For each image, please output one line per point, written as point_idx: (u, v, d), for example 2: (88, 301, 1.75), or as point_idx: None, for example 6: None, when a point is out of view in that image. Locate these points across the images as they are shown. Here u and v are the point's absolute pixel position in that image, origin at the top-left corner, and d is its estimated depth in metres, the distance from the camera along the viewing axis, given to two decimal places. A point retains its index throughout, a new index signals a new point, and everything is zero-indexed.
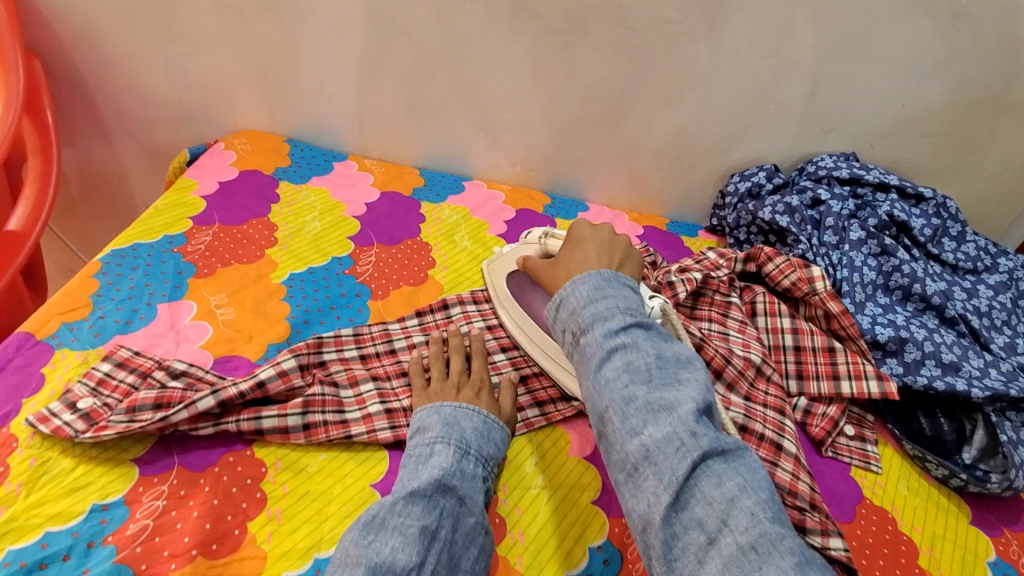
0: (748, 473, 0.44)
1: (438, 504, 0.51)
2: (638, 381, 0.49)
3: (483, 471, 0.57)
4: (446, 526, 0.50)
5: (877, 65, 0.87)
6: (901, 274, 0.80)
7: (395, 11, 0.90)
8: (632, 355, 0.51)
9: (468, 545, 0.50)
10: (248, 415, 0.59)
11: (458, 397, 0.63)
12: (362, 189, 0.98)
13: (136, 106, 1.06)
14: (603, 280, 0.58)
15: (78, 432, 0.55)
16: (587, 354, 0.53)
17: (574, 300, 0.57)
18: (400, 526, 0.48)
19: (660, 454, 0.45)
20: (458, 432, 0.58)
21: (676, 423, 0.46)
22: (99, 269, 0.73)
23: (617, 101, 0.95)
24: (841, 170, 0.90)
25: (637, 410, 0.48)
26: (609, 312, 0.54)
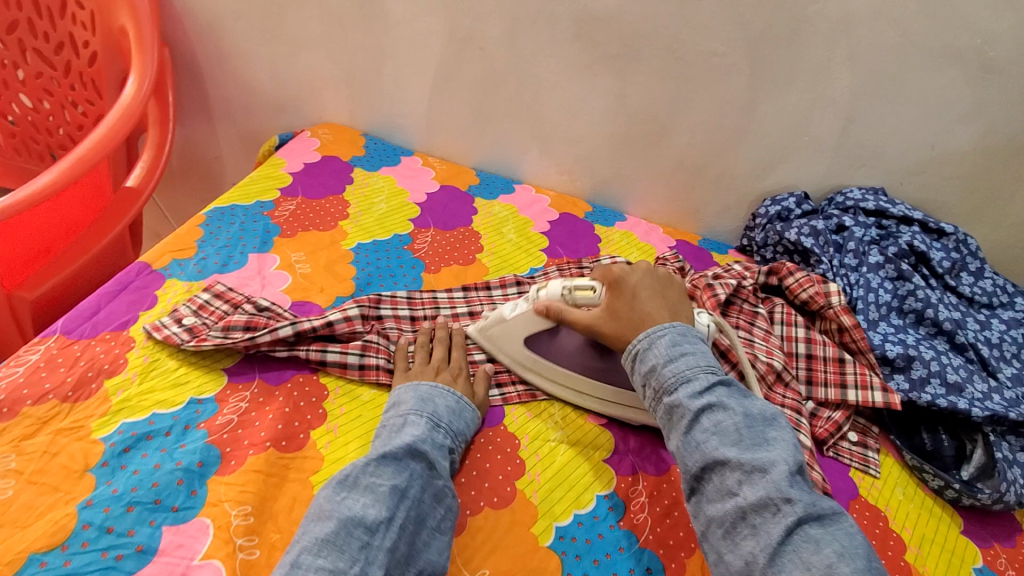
0: (844, 538, 0.49)
1: (408, 466, 0.56)
2: (727, 442, 0.55)
3: (450, 443, 0.61)
4: (416, 486, 0.55)
5: (907, 108, 0.94)
6: (915, 298, 0.85)
7: (472, 29, 1.03)
8: (720, 416, 0.56)
9: (435, 505, 0.56)
10: (317, 347, 0.69)
11: (435, 377, 0.68)
12: (425, 181, 1.10)
13: (240, 95, 1.23)
14: (679, 333, 0.63)
15: (184, 340, 0.66)
16: (676, 413, 0.58)
17: (652, 355, 0.62)
18: (371, 485, 0.54)
19: (757, 517, 0.51)
20: (432, 406, 0.63)
21: (769, 488, 0.51)
22: (204, 221, 0.86)
23: (662, 121, 1.04)
24: (868, 202, 0.97)
25: (732, 473, 0.53)
26: (692, 372, 0.60)
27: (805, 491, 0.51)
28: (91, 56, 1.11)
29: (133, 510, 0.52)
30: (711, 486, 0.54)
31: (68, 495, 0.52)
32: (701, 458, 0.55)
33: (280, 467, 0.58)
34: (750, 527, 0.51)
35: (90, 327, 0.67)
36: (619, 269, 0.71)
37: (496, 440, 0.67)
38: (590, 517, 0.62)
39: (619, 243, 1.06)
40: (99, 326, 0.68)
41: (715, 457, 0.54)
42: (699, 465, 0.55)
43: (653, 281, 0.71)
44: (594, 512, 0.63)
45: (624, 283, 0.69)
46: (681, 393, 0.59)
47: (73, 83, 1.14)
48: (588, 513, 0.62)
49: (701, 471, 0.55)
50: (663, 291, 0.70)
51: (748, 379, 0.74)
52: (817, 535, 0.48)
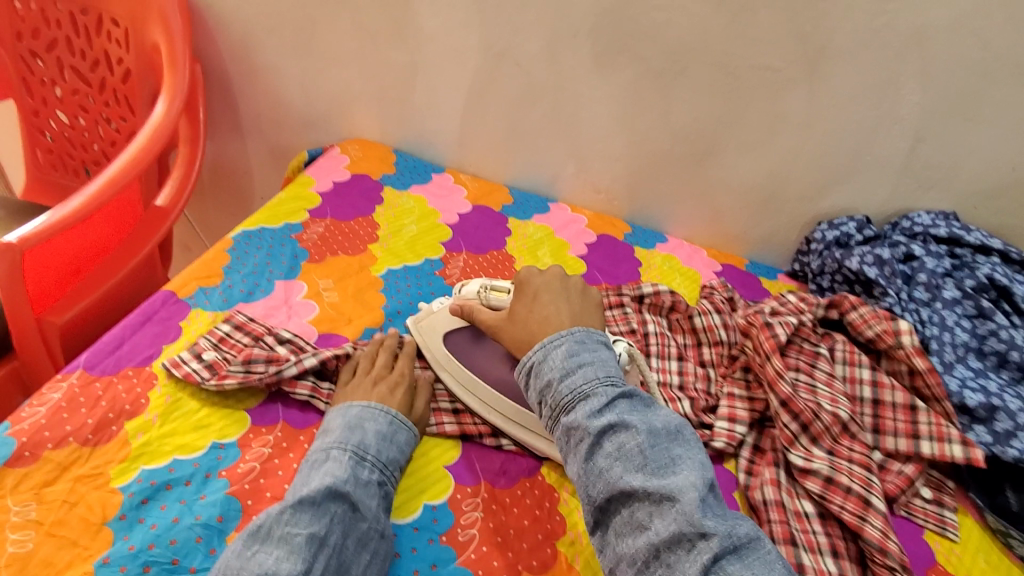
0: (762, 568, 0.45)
1: (328, 510, 0.51)
2: (631, 469, 0.50)
3: (380, 476, 0.57)
4: (337, 531, 0.51)
5: (986, 127, 0.85)
6: (998, 339, 0.77)
7: (509, 44, 0.98)
8: (623, 438, 0.51)
9: (360, 550, 0.51)
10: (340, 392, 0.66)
11: (370, 394, 0.63)
12: (456, 201, 1.06)
13: (270, 111, 1.21)
14: (576, 342, 0.59)
15: (204, 379, 0.63)
16: (576, 439, 0.53)
17: (548, 370, 0.58)
18: (286, 536, 0.49)
19: (670, 554, 0.46)
20: (358, 435, 0.58)
21: (681, 520, 0.46)
22: (230, 245, 0.83)
23: (709, 139, 0.97)
24: (939, 228, 0.89)
25: (641, 503, 0.48)
26: (590, 389, 0.55)
27: (718, 520, 0.47)
28: (125, 73, 1.10)
29: (150, 571, 0.49)
30: (619, 518, 0.49)
31: (87, 551, 0.50)
32: (607, 489, 0.50)
33: None
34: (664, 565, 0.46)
35: (113, 363, 0.65)
36: (527, 272, 0.70)
37: (533, 492, 0.63)
38: None
39: (661, 268, 1.00)
40: (122, 360, 0.65)
41: (621, 488, 0.49)
42: (605, 495, 0.50)
43: (562, 286, 0.68)
44: None
45: (528, 285, 0.68)
46: (580, 412, 0.54)
47: (108, 99, 1.13)
48: None
49: (609, 501, 0.50)
50: (571, 295, 0.67)
51: (810, 431, 0.66)
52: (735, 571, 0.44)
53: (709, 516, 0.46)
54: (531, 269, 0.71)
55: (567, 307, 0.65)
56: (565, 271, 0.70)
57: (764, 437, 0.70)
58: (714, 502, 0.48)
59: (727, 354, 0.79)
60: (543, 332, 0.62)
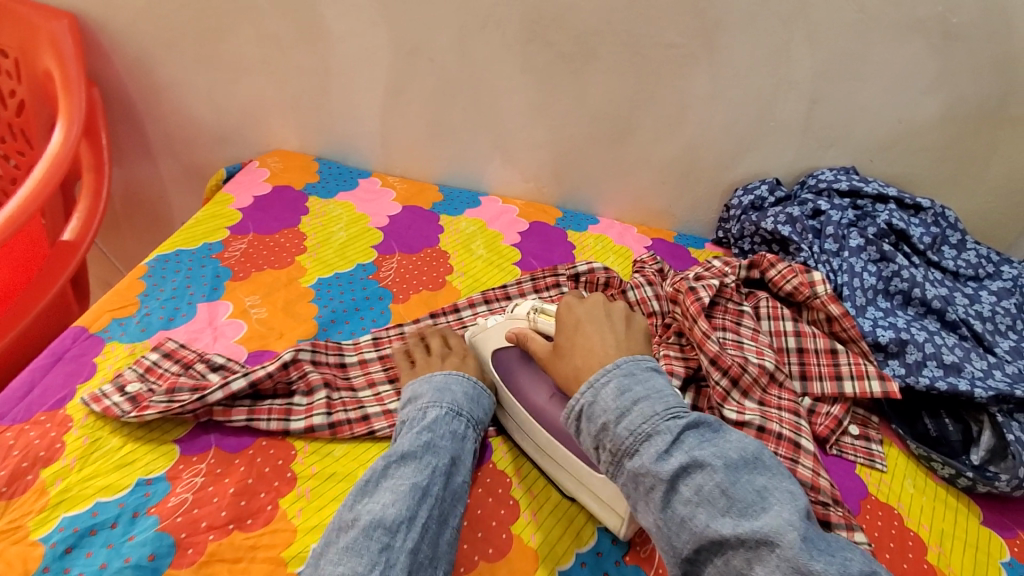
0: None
1: (428, 463, 0.54)
2: (716, 512, 0.46)
3: (472, 434, 0.61)
4: (438, 484, 0.53)
5: (873, 84, 0.92)
6: (901, 278, 0.83)
7: (419, 40, 0.97)
8: (700, 479, 0.48)
9: (456, 503, 0.54)
10: (279, 415, 0.63)
11: (443, 365, 0.68)
12: (385, 203, 1.04)
13: (180, 130, 1.16)
14: (625, 376, 0.55)
15: (125, 412, 0.60)
16: (647, 487, 0.49)
17: (601, 412, 0.54)
18: (392, 486, 0.52)
19: None
20: (450, 395, 0.62)
21: (786, 567, 0.42)
22: (145, 272, 0.80)
23: (625, 119, 1.00)
24: (841, 182, 0.95)
25: (736, 552, 0.45)
26: (651, 427, 0.51)
27: (827, 558, 0.43)
28: (14, 105, 1.03)
29: None
30: (713, 568, 0.47)
31: None
32: (694, 540, 0.47)
33: (245, 550, 0.52)
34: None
35: (24, 410, 0.60)
36: (576, 306, 0.67)
37: (484, 479, 0.63)
38: (593, 555, 0.58)
39: (594, 248, 1.02)
40: (33, 406, 0.61)
41: (709, 537, 0.46)
42: (692, 547, 0.47)
43: (604, 313, 0.65)
44: (595, 548, 0.58)
45: (569, 318, 0.65)
46: (646, 454, 0.50)
47: None
48: (591, 550, 0.58)
49: (697, 553, 0.47)
50: (613, 320, 0.64)
51: (740, 385, 0.69)
52: None
53: (817, 557, 0.42)
54: (571, 300, 0.68)
55: (611, 334, 0.61)
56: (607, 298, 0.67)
57: (700, 396, 0.72)
58: (817, 535, 0.44)
59: (662, 323, 0.81)
60: (588, 363, 0.59)
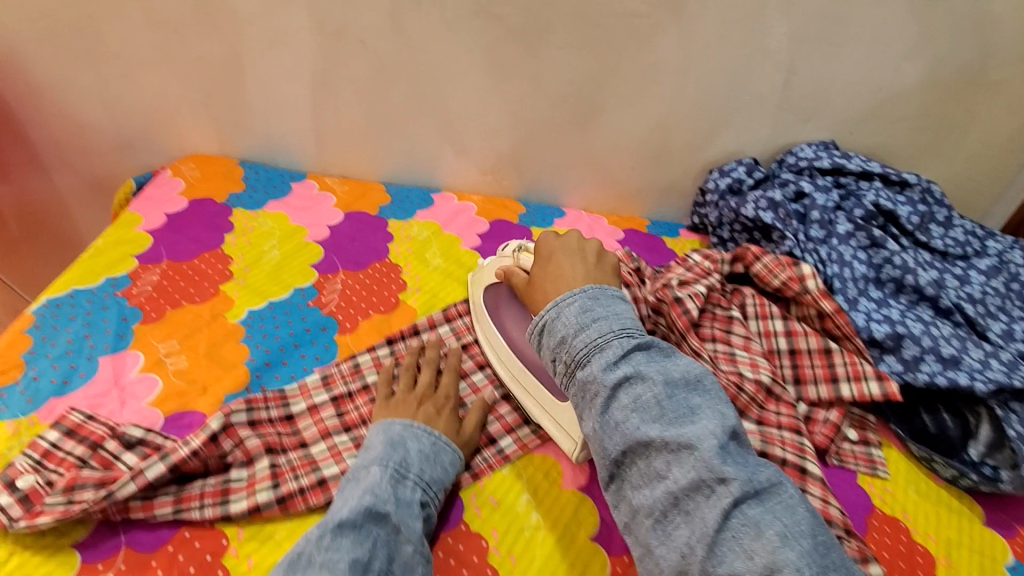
0: (787, 515, 0.42)
1: (370, 533, 0.47)
2: (648, 418, 0.47)
3: (423, 496, 0.53)
4: (379, 557, 0.46)
5: (852, 51, 0.84)
6: (893, 265, 0.77)
7: (345, 19, 0.83)
8: (639, 389, 0.48)
9: None
10: (213, 500, 0.53)
11: (415, 415, 0.61)
12: (324, 211, 0.92)
13: (74, 137, 0.99)
14: (589, 299, 0.55)
15: (13, 520, 0.49)
16: (590, 393, 0.49)
17: (561, 326, 0.54)
18: (328, 563, 0.44)
19: (689, 500, 0.43)
20: (401, 453, 0.55)
21: (700, 466, 0.43)
22: (32, 322, 0.66)
23: (587, 100, 0.90)
24: (823, 159, 0.88)
25: (659, 453, 0.45)
26: (603, 339, 0.51)
27: (739, 464, 0.44)
28: None
29: None
30: (637, 472, 0.47)
31: None
32: (624, 442, 0.47)
33: None
34: (683, 512, 0.43)
35: None
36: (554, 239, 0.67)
37: (454, 545, 0.54)
38: None
39: None
40: None
41: (638, 439, 0.46)
42: (622, 448, 0.47)
43: (577, 247, 0.65)
44: None
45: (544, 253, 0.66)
46: (595, 364, 0.50)
47: None
48: None
49: (625, 454, 0.47)
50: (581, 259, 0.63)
51: (737, 405, 0.63)
52: (756, 516, 0.42)
53: (729, 462, 0.43)
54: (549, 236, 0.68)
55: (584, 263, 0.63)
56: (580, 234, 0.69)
57: None
58: (735, 447, 0.45)
59: None
60: (558, 286, 0.61)
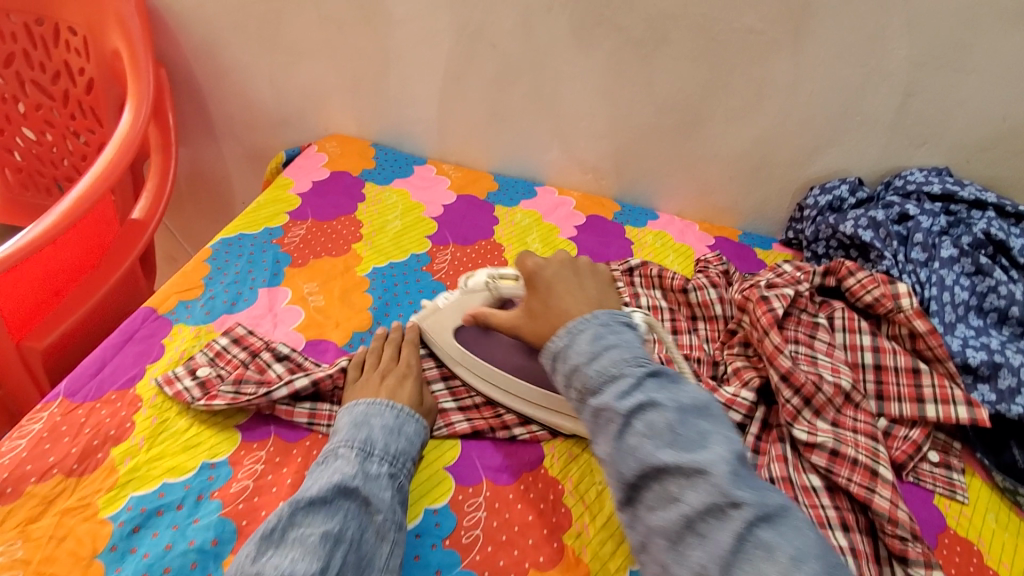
0: (800, 539, 0.42)
1: (341, 507, 0.51)
2: (661, 444, 0.47)
3: (391, 469, 0.55)
4: (351, 528, 0.50)
5: (977, 77, 0.83)
6: (998, 295, 0.76)
7: (482, 24, 0.94)
8: (653, 416, 0.48)
9: (380, 543, 0.50)
10: None
11: (378, 390, 0.62)
12: (440, 192, 1.03)
13: (242, 111, 1.18)
14: (602, 326, 0.55)
15: (195, 398, 0.62)
16: (604, 419, 0.50)
17: (574, 355, 0.54)
18: (301, 537, 0.48)
19: (704, 525, 0.44)
20: (365, 432, 0.57)
21: (713, 492, 0.44)
22: (210, 255, 0.81)
23: (694, 110, 0.95)
24: (932, 185, 0.87)
25: (673, 480, 0.46)
26: (616, 368, 0.51)
27: (753, 489, 0.44)
28: (88, 84, 1.07)
29: None
30: (651, 495, 0.47)
31: None
32: (639, 467, 0.47)
33: None
34: (699, 537, 0.44)
35: (95, 388, 0.63)
36: (535, 261, 0.67)
37: (536, 484, 0.62)
38: None
39: (653, 246, 0.98)
40: (104, 384, 0.63)
41: (653, 464, 0.46)
42: (636, 474, 0.47)
43: (572, 272, 0.66)
44: None
45: (539, 278, 0.65)
46: (608, 393, 0.50)
47: (73, 112, 1.09)
48: None
49: (640, 481, 0.47)
50: (583, 280, 0.65)
51: (813, 404, 0.65)
52: (770, 540, 0.42)
53: (743, 487, 0.44)
54: (535, 260, 0.67)
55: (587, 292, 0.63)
56: (569, 257, 0.68)
57: (772, 413, 0.69)
58: (750, 474, 0.46)
59: (724, 328, 0.78)
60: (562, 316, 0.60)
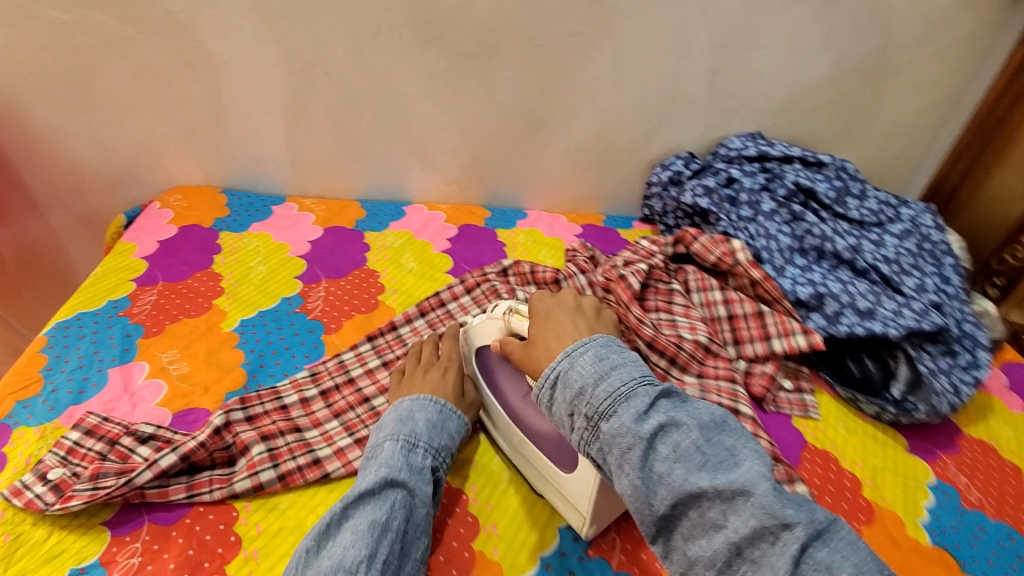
0: (853, 551, 0.40)
1: (389, 497, 0.52)
2: (694, 467, 0.44)
3: (433, 462, 0.58)
4: (398, 518, 0.51)
5: (765, 51, 0.95)
6: (813, 236, 0.87)
7: (314, 54, 0.93)
8: (676, 437, 0.45)
9: (419, 534, 0.52)
10: (220, 484, 0.59)
11: (423, 386, 0.67)
12: (304, 228, 1.00)
13: (67, 177, 1.07)
14: (602, 346, 0.51)
15: (49, 503, 0.55)
16: (622, 447, 0.45)
17: (577, 377, 0.49)
18: (353, 527, 0.49)
19: (754, 549, 0.41)
20: (410, 426, 0.60)
21: (760, 513, 0.41)
22: (46, 343, 0.73)
23: (537, 111, 1.00)
24: (749, 149, 0.99)
25: (711, 503, 0.42)
26: (627, 388, 0.47)
27: (798, 506, 0.42)
28: None
29: None
30: (688, 523, 0.44)
31: None
32: (672, 495, 0.43)
33: None
34: (749, 562, 0.41)
35: None
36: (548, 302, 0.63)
37: (443, 503, 0.62)
38: (558, 555, 0.58)
39: (525, 244, 1.02)
40: None
41: (688, 490, 0.43)
42: (671, 504, 0.43)
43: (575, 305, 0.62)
44: (560, 549, 0.59)
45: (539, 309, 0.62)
46: (622, 416, 0.46)
47: None
48: (555, 552, 0.58)
49: (674, 509, 0.43)
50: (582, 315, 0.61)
51: (678, 363, 0.72)
52: (827, 559, 0.39)
53: (788, 504, 0.41)
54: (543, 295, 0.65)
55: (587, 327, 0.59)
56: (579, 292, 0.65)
57: None
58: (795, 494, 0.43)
59: None
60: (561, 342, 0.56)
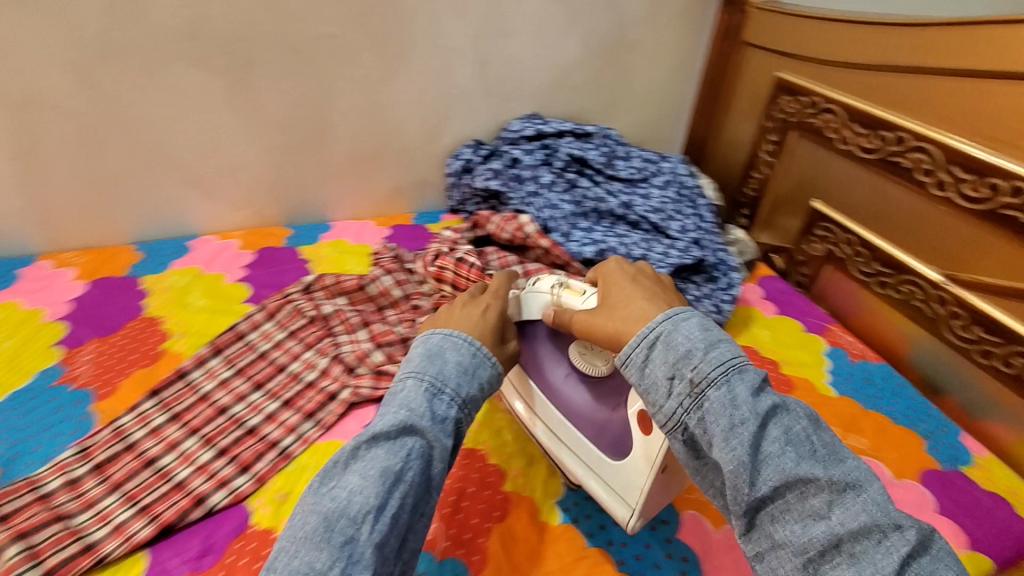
0: (947, 557, 0.42)
1: (404, 445, 0.47)
2: (804, 454, 0.44)
3: (457, 411, 0.51)
4: (413, 468, 0.47)
5: (522, 37, 1.02)
6: (590, 199, 0.96)
7: (29, 87, 0.80)
8: (788, 421, 0.46)
9: (435, 488, 0.48)
10: None
11: (479, 321, 0.59)
12: (62, 287, 0.87)
13: None
14: (705, 317, 0.51)
15: None
16: (740, 414, 0.45)
17: (683, 340, 0.49)
18: (363, 470, 0.46)
19: (854, 545, 0.42)
20: (437, 365, 0.52)
21: (870, 509, 0.42)
22: None
23: (315, 119, 0.97)
24: (527, 130, 1.05)
25: (818, 491, 0.43)
26: (739, 360, 0.47)
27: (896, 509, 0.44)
28: None
29: None
30: (783, 507, 0.44)
31: None
32: (780, 477, 0.43)
33: None
34: (847, 555, 0.42)
35: None
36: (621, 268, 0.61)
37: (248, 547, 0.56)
38: None
39: (331, 256, 0.98)
40: None
41: (798, 474, 0.43)
42: (776, 485, 0.43)
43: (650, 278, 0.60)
44: None
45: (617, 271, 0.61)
46: (741, 389, 0.46)
47: None
48: None
49: (775, 491, 0.44)
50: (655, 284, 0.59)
51: None
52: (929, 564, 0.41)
53: (889, 506, 0.43)
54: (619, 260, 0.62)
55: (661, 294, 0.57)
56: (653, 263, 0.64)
57: None
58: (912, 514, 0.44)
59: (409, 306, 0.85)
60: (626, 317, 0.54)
